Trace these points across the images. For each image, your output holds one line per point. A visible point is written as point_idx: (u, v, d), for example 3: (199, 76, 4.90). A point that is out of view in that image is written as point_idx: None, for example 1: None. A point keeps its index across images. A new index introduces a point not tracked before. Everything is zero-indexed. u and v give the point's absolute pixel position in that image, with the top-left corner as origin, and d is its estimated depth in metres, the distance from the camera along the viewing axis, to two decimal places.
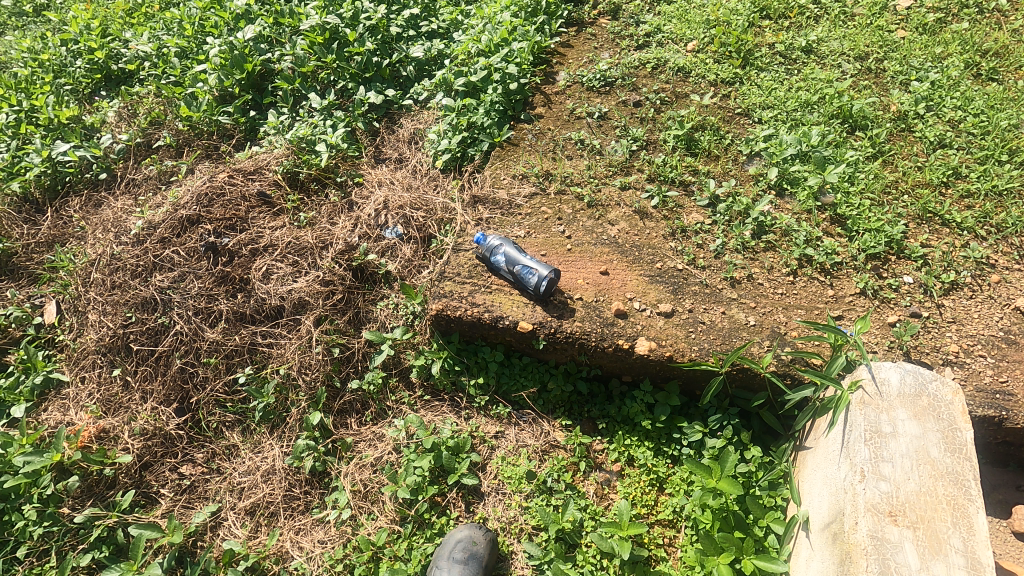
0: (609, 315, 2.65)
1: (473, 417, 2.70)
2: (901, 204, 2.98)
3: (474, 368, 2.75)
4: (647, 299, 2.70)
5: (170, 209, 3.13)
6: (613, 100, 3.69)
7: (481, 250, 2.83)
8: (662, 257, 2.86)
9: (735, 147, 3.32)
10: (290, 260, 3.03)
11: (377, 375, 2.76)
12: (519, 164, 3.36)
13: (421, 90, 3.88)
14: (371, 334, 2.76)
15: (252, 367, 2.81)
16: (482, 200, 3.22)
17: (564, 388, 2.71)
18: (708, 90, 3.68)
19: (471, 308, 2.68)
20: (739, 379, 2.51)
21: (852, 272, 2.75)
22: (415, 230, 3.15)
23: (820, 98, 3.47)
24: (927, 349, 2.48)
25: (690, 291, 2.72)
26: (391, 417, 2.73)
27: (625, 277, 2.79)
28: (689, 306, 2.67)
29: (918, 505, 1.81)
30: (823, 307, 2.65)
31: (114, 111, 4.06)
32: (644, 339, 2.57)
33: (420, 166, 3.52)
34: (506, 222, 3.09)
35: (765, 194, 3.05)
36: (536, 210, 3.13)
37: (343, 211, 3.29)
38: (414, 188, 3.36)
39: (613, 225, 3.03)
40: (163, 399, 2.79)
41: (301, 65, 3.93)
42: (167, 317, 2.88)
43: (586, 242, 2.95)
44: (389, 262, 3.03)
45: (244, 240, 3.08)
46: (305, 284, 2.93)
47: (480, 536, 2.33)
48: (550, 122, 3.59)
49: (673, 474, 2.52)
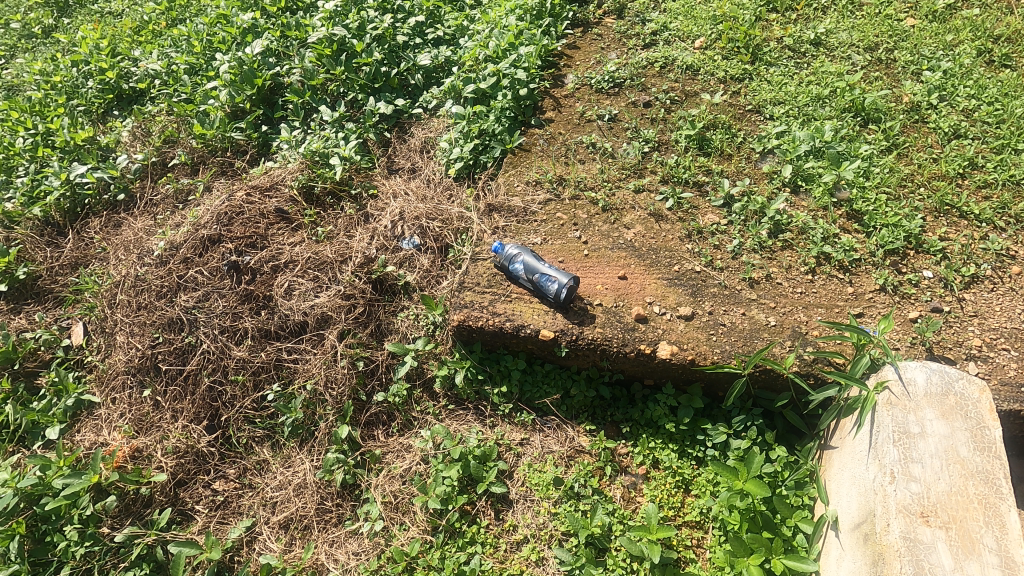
0: (629, 320, 2.67)
1: (498, 425, 2.74)
2: (917, 197, 2.98)
3: (496, 376, 2.79)
4: (667, 302, 2.71)
5: (192, 229, 3.13)
6: (623, 101, 3.70)
7: (500, 259, 2.87)
8: (680, 260, 2.88)
9: (747, 144, 3.32)
10: (310, 275, 3.04)
11: (401, 387, 2.79)
12: (532, 170, 3.39)
13: (430, 98, 3.91)
14: (394, 346, 2.80)
15: (280, 384, 2.83)
16: (497, 208, 3.24)
17: (587, 394, 2.74)
18: (718, 88, 3.67)
19: (492, 318, 2.71)
20: (761, 380, 2.52)
21: (871, 268, 2.75)
22: (432, 240, 3.20)
23: (831, 91, 3.48)
24: (950, 344, 2.48)
25: (709, 293, 2.74)
26: (417, 428, 2.77)
27: (644, 281, 2.81)
28: (710, 309, 2.68)
29: (949, 505, 1.82)
30: (843, 305, 2.65)
31: (128, 131, 4.15)
32: (666, 343, 2.59)
33: (433, 176, 3.57)
34: (522, 229, 3.12)
35: (780, 192, 3.06)
36: (551, 216, 3.15)
37: (360, 224, 3.34)
38: (429, 199, 3.41)
39: (629, 229, 3.04)
40: (193, 417, 2.82)
41: (311, 78, 3.98)
42: (193, 336, 2.89)
43: (603, 246, 2.98)
44: (408, 272, 3.07)
45: (265, 258, 3.07)
46: (327, 298, 2.95)
47: None
48: (561, 126, 3.62)
49: (699, 475, 2.56)
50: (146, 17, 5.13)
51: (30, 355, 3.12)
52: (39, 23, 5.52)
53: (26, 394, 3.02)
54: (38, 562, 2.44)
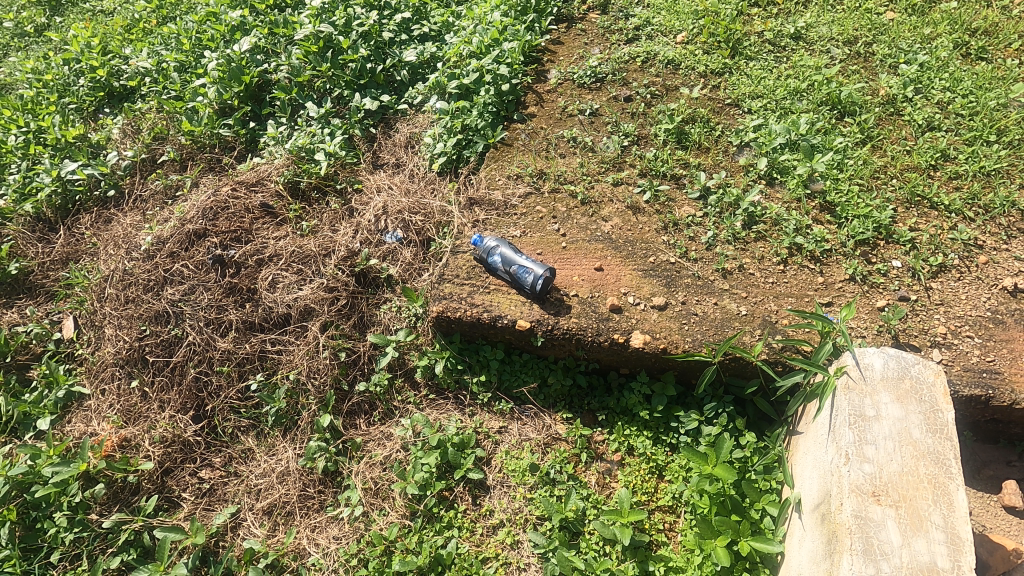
0: (604, 310, 2.73)
1: (477, 414, 2.81)
2: (890, 188, 3.03)
3: (476, 366, 2.85)
4: (641, 293, 2.77)
5: (178, 224, 3.18)
6: (604, 96, 3.76)
7: (478, 252, 2.94)
8: (656, 251, 2.94)
9: (725, 138, 3.38)
10: (295, 268, 3.09)
11: (383, 377, 2.85)
12: (514, 164, 3.45)
13: (415, 94, 3.97)
14: (376, 337, 2.87)
15: (264, 374, 2.88)
16: (478, 201, 3.30)
17: (564, 383, 2.80)
18: (698, 82, 3.72)
19: (470, 309, 2.77)
20: (732, 368, 2.57)
21: (841, 258, 2.80)
22: (414, 234, 3.26)
23: (809, 85, 3.53)
24: (916, 332, 2.53)
25: (682, 284, 2.79)
26: (398, 416, 2.83)
27: (619, 272, 2.87)
28: (683, 299, 2.73)
29: (901, 485, 1.88)
30: (813, 295, 2.70)
31: (119, 128, 4.22)
32: (639, 333, 2.65)
33: (417, 171, 3.64)
34: (502, 222, 3.17)
35: (755, 185, 3.11)
36: (531, 209, 3.21)
37: (345, 218, 3.42)
38: (412, 193, 3.48)
39: (606, 221, 3.10)
40: (180, 407, 2.88)
41: (298, 75, 4.03)
42: (180, 328, 2.94)
43: (581, 239, 3.03)
44: (390, 265, 3.15)
45: (249, 252, 3.12)
46: (310, 291, 3.01)
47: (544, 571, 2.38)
48: (543, 121, 3.67)
49: (672, 461, 2.62)
50: (138, 16, 5.19)
51: (22, 348, 3.19)
52: (31, 22, 5.57)
53: (18, 386, 3.09)
54: (30, 548, 2.51)
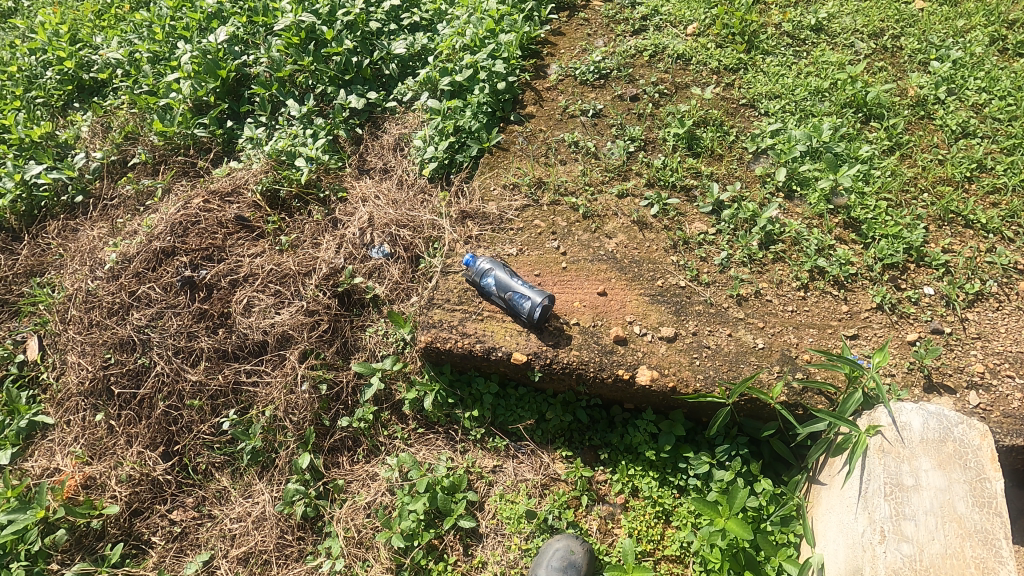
0: (608, 341, 2.50)
1: (469, 451, 2.61)
2: (921, 203, 2.77)
3: (468, 400, 2.64)
4: (648, 322, 2.54)
5: (144, 240, 2.92)
6: (609, 94, 3.46)
7: (471, 274, 2.69)
8: (664, 273, 2.70)
9: (740, 144, 3.11)
10: (272, 289, 2.86)
11: (368, 411, 2.65)
12: (510, 172, 3.18)
13: (405, 90, 3.68)
14: (361, 366, 2.66)
15: (237, 410, 2.66)
16: (471, 215, 3.04)
17: (564, 418, 2.59)
18: (710, 80, 3.43)
19: (461, 340, 2.55)
20: (747, 409, 2.35)
21: (868, 283, 2.56)
22: (402, 250, 3.03)
23: (831, 84, 3.24)
24: (951, 371, 2.30)
25: (693, 311, 2.56)
26: (385, 454, 2.62)
27: (624, 297, 2.63)
28: (693, 329, 2.50)
29: (943, 568, 1.73)
30: (836, 325, 2.47)
31: (88, 127, 3.93)
32: (646, 368, 2.42)
33: (406, 177, 3.37)
34: (497, 238, 2.92)
35: (773, 198, 2.86)
36: (528, 223, 2.95)
37: (328, 230, 3.18)
38: (400, 203, 3.23)
39: (610, 238, 2.85)
40: (149, 443, 2.66)
41: (278, 69, 3.72)
42: (147, 357, 2.70)
43: (582, 258, 2.79)
44: (376, 284, 2.93)
45: (222, 271, 2.85)
46: (289, 316, 2.77)
47: (577, 546, 2.28)
48: (542, 122, 3.39)
49: (680, 505, 2.41)
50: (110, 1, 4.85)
51: None
52: None
53: None
54: None
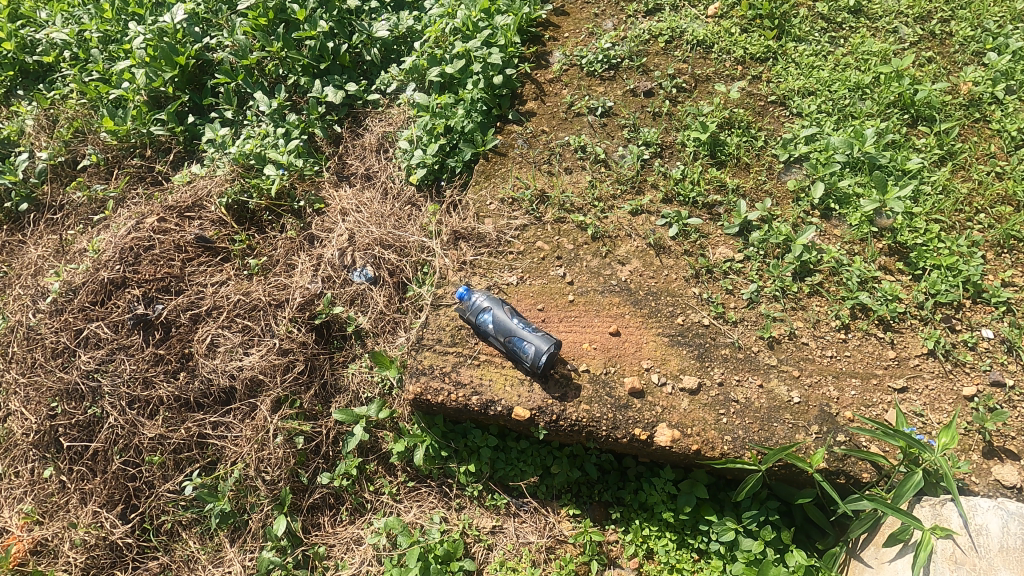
0: (622, 394, 2.20)
1: (465, 508, 2.34)
2: (976, 226, 2.44)
3: (463, 453, 2.35)
4: (667, 369, 2.23)
5: (91, 269, 2.56)
6: (620, 88, 3.05)
7: (465, 310, 2.36)
8: (684, 309, 2.37)
9: (769, 150, 2.74)
10: (238, 325, 2.52)
11: (351, 466, 2.36)
12: (509, 182, 2.81)
13: (389, 80, 3.25)
14: (342, 414, 2.36)
15: (202, 470, 2.37)
16: (464, 236, 2.69)
17: (571, 474, 2.31)
18: (735, 72, 3.02)
19: (455, 391, 2.25)
20: (780, 475, 2.07)
21: (917, 324, 2.25)
22: (388, 274, 2.69)
23: (873, 79, 2.84)
24: (1014, 433, 2.02)
25: (719, 357, 2.25)
26: (371, 512, 2.35)
27: (640, 338, 2.31)
28: (719, 380, 2.20)
29: None
30: (882, 375, 2.17)
31: (32, 120, 3.47)
32: (665, 427, 2.12)
33: (391, 186, 2.99)
34: (494, 264, 2.58)
35: (808, 219, 2.51)
36: (530, 246, 2.60)
37: (304, 249, 2.83)
38: (385, 217, 2.86)
39: (623, 264, 2.51)
40: (105, 501, 2.37)
41: (243, 55, 3.25)
42: (98, 407, 2.39)
43: (592, 289, 2.45)
44: (359, 314, 2.61)
45: (180, 305, 2.51)
46: (259, 357, 2.44)
47: None
48: (544, 121, 2.99)
49: (701, 572, 2.15)
50: None
51: None
52: None
53: None
54: None
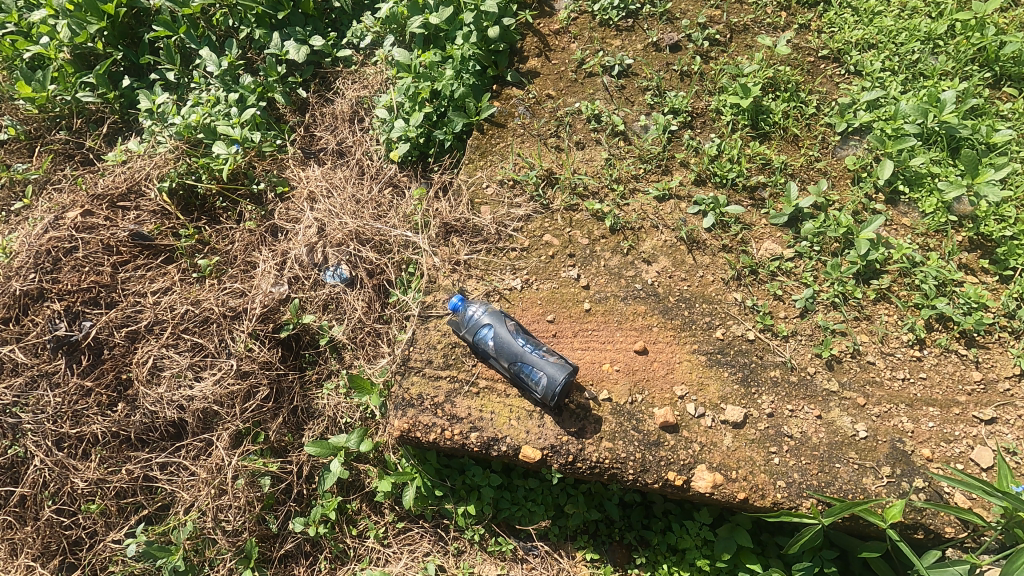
0: (652, 429, 1.82)
1: (464, 555, 1.99)
2: None
3: (461, 492, 1.98)
4: (705, 397, 1.86)
5: (3, 278, 2.14)
6: (641, 40, 2.51)
7: (461, 326, 1.95)
8: (724, 319, 1.97)
9: (823, 119, 2.27)
10: (186, 343, 2.09)
11: (329, 508, 2.00)
12: (509, 160, 2.33)
13: (362, 32, 2.69)
14: (313, 447, 1.97)
15: (149, 526, 1.97)
16: (457, 229, 2.25)
17: (589, 516, 1.95)
18: (780, 20, 2.49)
19: (451, 426, 1.87)
20: (844, 526, 1.74)
21: (1008, 337, 1.86)
22: (366, 275, 2.25)
23: (949, 29, 2.34)
24: None
25: (767, 380, 1.87)
26: (354, 560, 2.01)
27: (671, 357, 1.92)
28: (769, 410, 1.82)
29: None
30: (965, 402, 1.80)
31: None
32: (705, 470, 1.76)
33: (368, 164, 2.51)
34: (494, 264, 2.15)
35: (872, 206, 2.08)
36: (536, 241, 2.16)
37: (266, 244, 2.38)
38: (362, 204, 2.40)
39: (650, 263, 2.08)
40: (40, 553, 1.98)
41: (184, 3, 2.69)
42: (22, 446, 2.00)
43: (612, 295, 2.04)
44: (335, 324, 2.21)
45: (113, 321, 2.09)
46: (212, 383, 2.04)
47: None
48: (550, 83, 2.48)
49: None
50: None
51: None
52: None
53: None
54: None
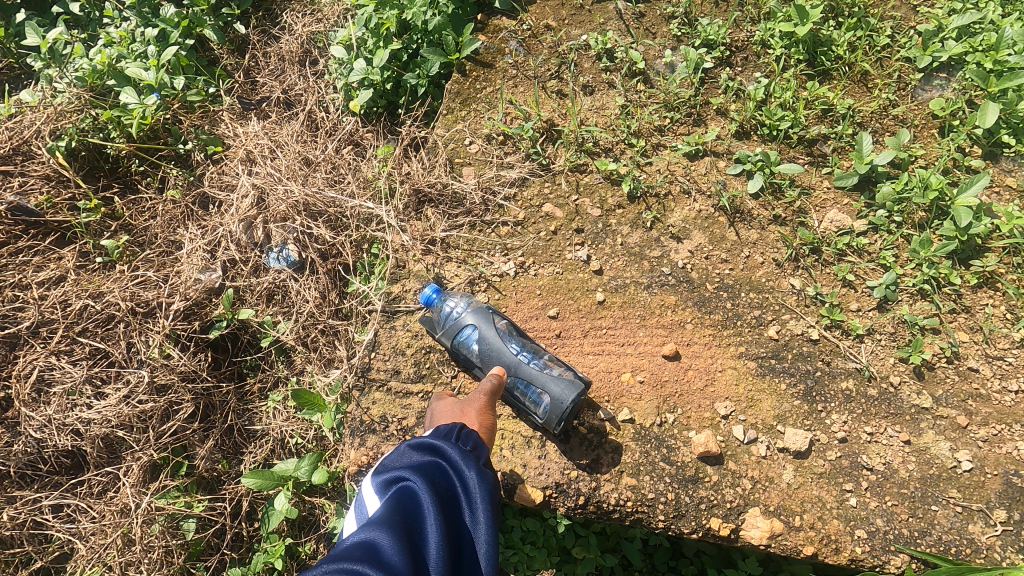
0: (688, 460, 1.40)
1: None
2: None
3: None
4: (756, 417, 1.43)
5: None
6: None
7: (436, 324, 1.52)
8: (779, 313, 1.52)
9: (898, 52, 1.76)
10: (83, 349, 1.64)
11: (272, 558, 1.56)
12: (497, 110, 1.83)
13: None
14: (253, 480, 1.50)
15: None
16: (432, 198, 1.76)
17: (605, 565, 1.52)
18: None
19: None
20: None
21: None
22: (319, 258, 1.78)
23: None
24: None
25: (836, 394, 1.43)
26: None
27: (711, 364, 1.48)
28: (841, 434, 1.40)
29: None
30: None
31: None
32: (760, 514, 1.35)
33: (320, 116, 2.00)
34: (479, 243, 1.68)
35: (968, 165, 1.60)
36: (534, 212, 1.69)
37: (194, 219, 1.89)
38: (313, 167, 1.91)
39: (681, 240, 1.61)
40: None
41: None
42: None
43: (633, 283, 1.58)
44: (282, 319, 1.75)
45: None
46: (116, 401, 1.58)
47: None
48: (550, 10, 1.93)
49: None
50: None
51: None
52: None
53: None
54: None
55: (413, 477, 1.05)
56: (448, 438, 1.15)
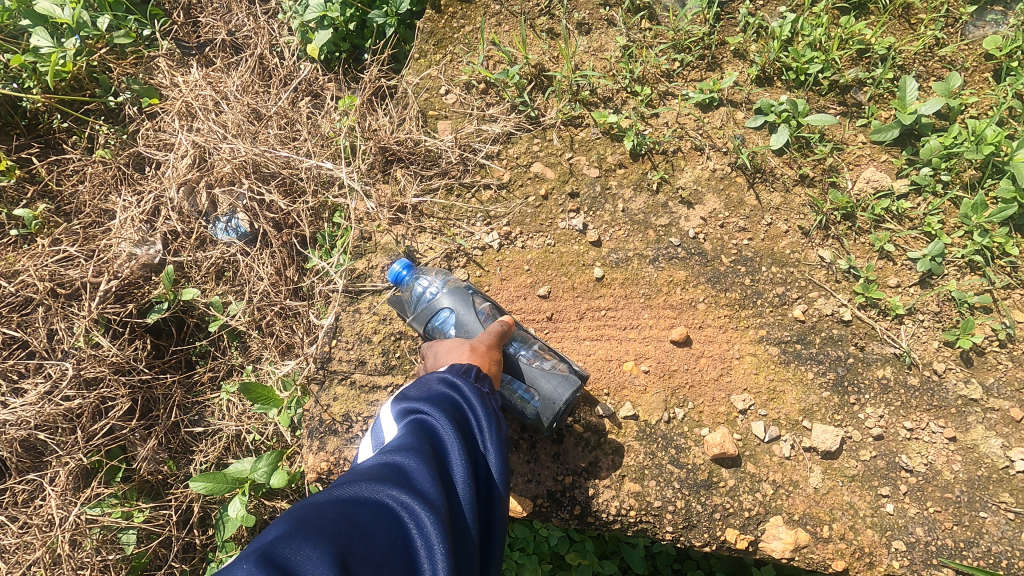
0: (700, 462, 1.22)
1: None
2: None
3: None
4: (779, 412, 1.24)
5: None
6: None
7: (408, 303, 1.29)
8: (806, 291, 1.31)
9: None
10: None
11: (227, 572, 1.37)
12: (477, 53, 1.56)
13: None
14: (202, 486, 1.27)
15: None
16: (403, 159, 1.52)
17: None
18: None
19: None
20: None
21: None
22: (273, 228, 1.53)
23: None
24: None
25: (871, 385, 1.24)
26: None
27: (727, 351, 1.29)
28: (876, 431, 1.21)
29: None
30: None
31: None
32: (782, 524, 1.18)
33: (272, 63, 1.71)
34: (457, 210, 1.45)
35: None
36: (520, 174, 1.45)
37: (127, 184, 1.63)
38: (264, 122, 1.63)
39: (692, 206, 1.38)
40: None
41: None
42: None
43: (637, 256, 1.36)
44: (233, 300, 1.52)
45: None
46: (35, 401, 1.38)
47: None
48: None
49: None
50: None
51: None
52: None
53: None
54: None
55: (433, 411, 0.87)
56: (467, 374, 0.97)
